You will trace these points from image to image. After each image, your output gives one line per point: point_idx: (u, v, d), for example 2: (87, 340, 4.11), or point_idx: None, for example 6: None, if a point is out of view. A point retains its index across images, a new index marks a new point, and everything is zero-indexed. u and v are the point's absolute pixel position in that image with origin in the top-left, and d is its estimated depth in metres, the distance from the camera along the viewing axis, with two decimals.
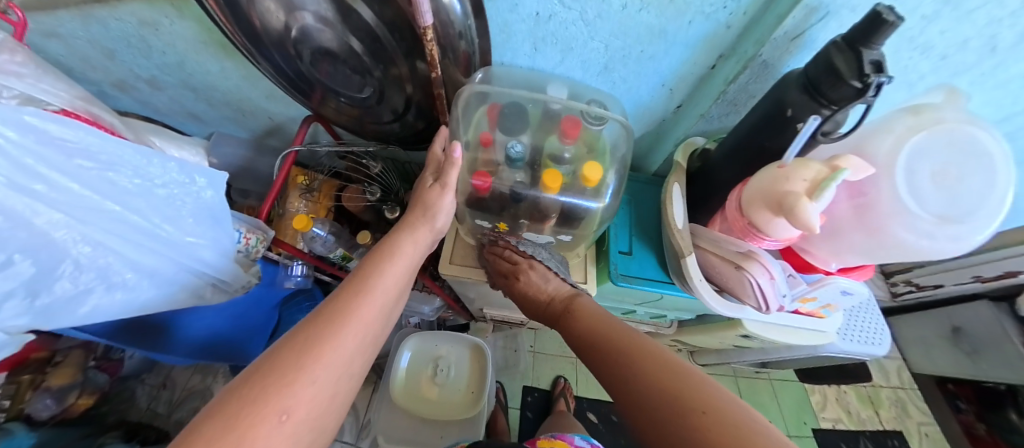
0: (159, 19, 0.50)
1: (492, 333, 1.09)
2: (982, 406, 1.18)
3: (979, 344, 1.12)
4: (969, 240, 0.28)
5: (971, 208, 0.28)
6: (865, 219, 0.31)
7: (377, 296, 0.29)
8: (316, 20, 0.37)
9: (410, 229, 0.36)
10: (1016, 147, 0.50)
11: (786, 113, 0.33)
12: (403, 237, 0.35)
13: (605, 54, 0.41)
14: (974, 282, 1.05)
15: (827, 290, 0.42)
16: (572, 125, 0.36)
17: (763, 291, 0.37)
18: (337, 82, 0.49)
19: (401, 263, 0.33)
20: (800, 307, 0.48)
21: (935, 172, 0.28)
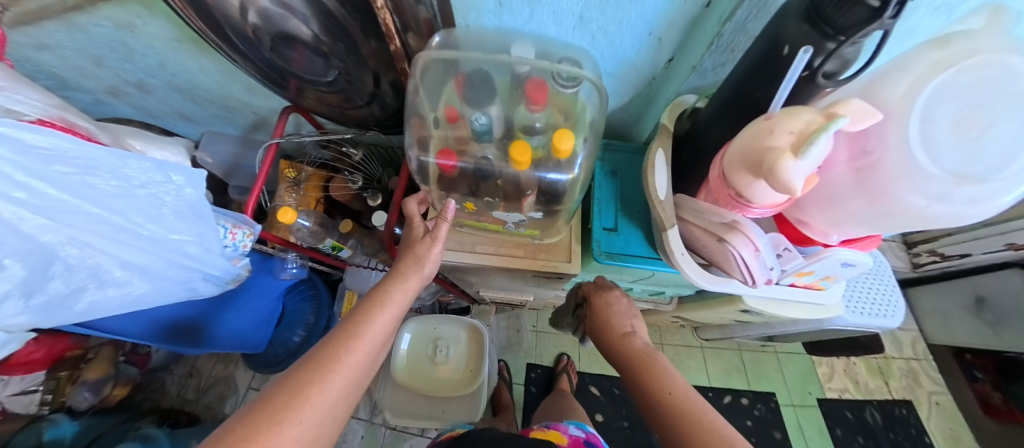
0: (133, 19, 0.49)
1: (495, 315, 1.11)
2: (1001, 376, 1.15)
3: (1003, 314, 1.10)
4: (990, 201, 0.25)
5: (998, 164, 0.24)
6: (869, 178, 0.29)
7: (364, 340, 0.33)
8: (275, 4, 0.37)
9: (401, 277, 0.40)
10: None
11: (783, 51, 0.30)
12: (393, 284, 0.39)
13: (579, 2, 0.38)
14: (1007, 250, 1.00)
15: (822, 264, 0.40)
16: (536, 89, 0.35)
17: (747, 264, 0.36)
18: (310, 69, 0.47)
19: (389, 310, 0.37)
20: (795, 280, 0.46)
21: (957, 121, 0.25)
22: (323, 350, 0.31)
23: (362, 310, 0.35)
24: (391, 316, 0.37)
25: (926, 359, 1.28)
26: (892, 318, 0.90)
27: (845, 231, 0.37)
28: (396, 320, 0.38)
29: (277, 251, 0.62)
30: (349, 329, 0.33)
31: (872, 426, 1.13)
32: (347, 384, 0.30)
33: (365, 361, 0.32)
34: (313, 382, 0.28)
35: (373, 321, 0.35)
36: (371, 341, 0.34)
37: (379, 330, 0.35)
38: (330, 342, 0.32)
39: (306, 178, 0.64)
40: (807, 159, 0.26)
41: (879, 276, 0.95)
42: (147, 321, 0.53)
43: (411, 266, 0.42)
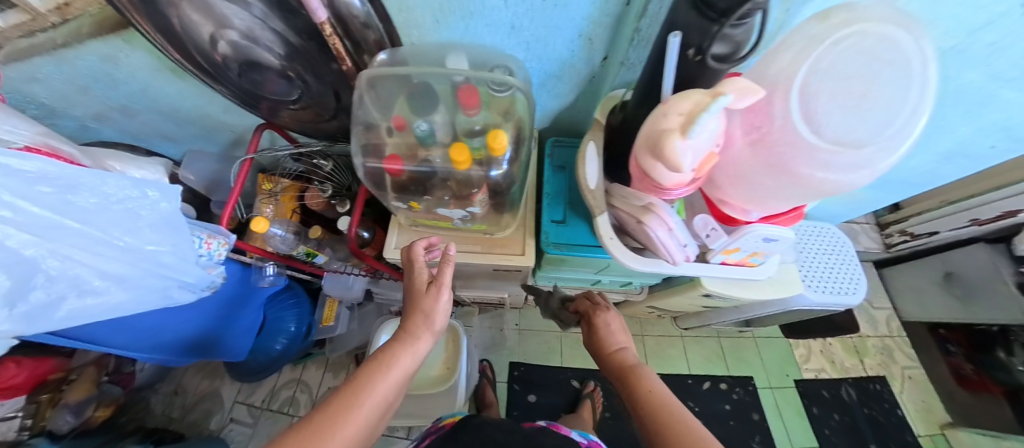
0: (116, 52, 0.54)
1: (478, 315, 1.14)
2: (973, 348, 1.22)
3: (971, 288, 1.15)
4: (862, 164, 0.30)
5: (863, 132, 0.29)
6: (763, 151, 0.34)
7: (364, 409, 0.31)
8: (243, 38, 0.42)
9: (412, 337, 0.40)
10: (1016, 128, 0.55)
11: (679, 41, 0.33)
12: (402, 345, 0.39)
13: (509, 12, 0.42)
14: (971, 225, 1.08)
15: (743, 241, 0.43)
16: (469, 95, 0.39)
17: (668, 241, 0.40)
18: (276, 88, 0.52)
19: (393, 375, 0.36)
20: (728, 257, 0.50)
21: (836, 93, 0.29)
22: (335, 408, 0.31)
23: (372, 370, 0.35)
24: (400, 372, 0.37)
25: (899, 336, 1.33)
26: (853, 295, 0.94)
27: (767, 207, 0.41)
28: (403, 378, 0.37)
29: (254, 260, 0.67)
30: (360, 389, 0.33)
31: (848, 402, 1.15)
32: (354, 435, 0.30)
33: (372, 420, 0.32)
34: None
35: (376, 385, 0.34)
36: (370, 410, 0.32)
37: (380, 396, 0.33)
38: (341, 398, 0.31)
39: (281, 190, 0.68)
40: (695, 140, 0.30)
41: (839, 256, 1.00)
42: (149, 346, 0.60)
43: (423, 321, 0.41)
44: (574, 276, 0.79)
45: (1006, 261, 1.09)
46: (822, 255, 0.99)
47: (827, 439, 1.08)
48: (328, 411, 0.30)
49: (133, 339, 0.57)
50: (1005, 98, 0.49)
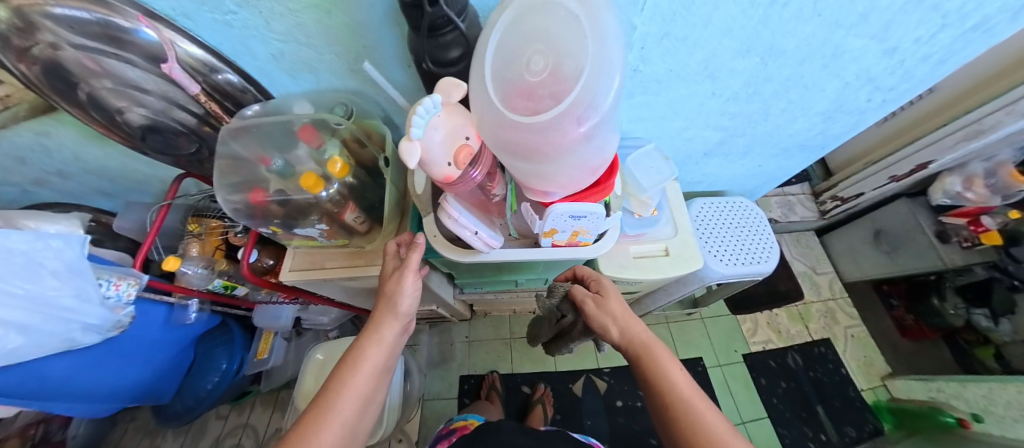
0: (41, 141, 0.61)
1: (429, 332, 1.15)
2: (911, 299, 1.22)
3: (897, 241, 1.10)
4: (561, 130, 0.25)
5: (545, 97, 0.25)
6: (490, 134, 0.30)
7: (344, 402, 0.37)
8: (148, 113, 0.52)
9: (375, 325, 0.42)
10: (858, 68, 0.61)
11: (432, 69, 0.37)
12: (370, 336, 0.41)
13: (342, 60, 0.50)
14: (892, 182, 1.06)
15: (551, 220, 0.38)
16: (307, 132, 0.50)
17: (477, 235, 0.40)
18: (171, 147, 0.61)
19: (366, 368, 0.39)
20: (556, 240, 0.44)
21: (516, 62, 0.26)
22: (311, 413, 0.36)
23: (341, 373, 0.38)
24: (374, 362, 0.40)
25: (842, 296, 1.27)
26: (767, 266, 0.84)
27: (560, 184, 0.34)
28: (383, 362, 0.41)
29: (177, 299, 0.72)
30: (333, 391, 0.37)
31: (793, 369, 1.16)
32: (343, 424, 0.36)
33: (354, 409, 0.37)
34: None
35: (355, 377, 0.38)
36: (349, 400, 0.37)
37: (360, 387, 0.38)
38: (317, 404, 0.36)
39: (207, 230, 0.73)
40: (427, 139, 0.29)
41: (755, 226, 0.89)
42: (69, 399, 0.68)
43: (387, 307, 0.43)
44: (491, 279, 0.79)
45: (924, 211, 1.05)
46: (735, 226, 0.88)
47: (775, 407, 1.11)
48: (304, 424, 0.35)
49: (43, 388, 0.62)
50: (853, 48, 0.56)
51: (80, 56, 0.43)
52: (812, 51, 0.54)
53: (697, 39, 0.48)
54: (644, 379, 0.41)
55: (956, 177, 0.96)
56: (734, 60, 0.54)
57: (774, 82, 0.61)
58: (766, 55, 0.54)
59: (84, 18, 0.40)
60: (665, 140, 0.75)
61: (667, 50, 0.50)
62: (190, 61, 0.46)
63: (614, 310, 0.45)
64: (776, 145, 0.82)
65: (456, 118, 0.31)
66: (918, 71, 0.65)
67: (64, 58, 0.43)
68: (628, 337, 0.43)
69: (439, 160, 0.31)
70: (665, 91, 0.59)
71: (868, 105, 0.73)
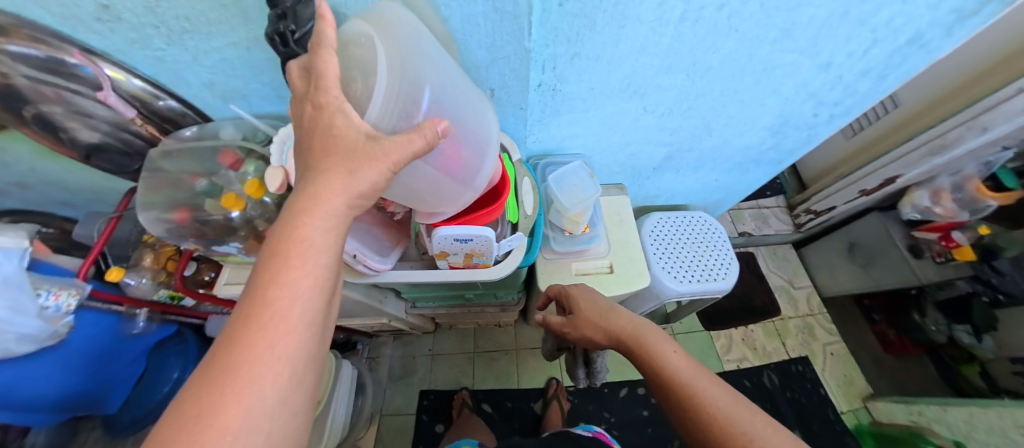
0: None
1: (392, 344, 1.10)
2: (893, 313, 1.18)
3: (871, 254, 1.07)
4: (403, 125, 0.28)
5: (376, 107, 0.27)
6: None
7: (292, 299, 0.22)
8: (94, 132, 0.54)
9: (306, 188, 0.25)
10: (792, 83, 0.61)
11: None
12: (300, 205, 0.24)
13: (271, 88, 0.50)
14: (861, 197, 1.04)
15: (438, 243, 0.39)
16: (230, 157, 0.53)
17: (362, 260, 0.42)
18: (116, 166, 0.61)
19: (312, 247, 0.24)
20: (453, 261, 0.44)
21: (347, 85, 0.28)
22: (239, 326, 0.21)
23: (268, 266, 0.23)
24: (318, 267, 0.24)
25: (820, 313, 1.22)
26: (723, 284, 0.82)
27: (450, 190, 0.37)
28: (334, 264, 0.26)
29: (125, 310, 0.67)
30: (258, 314, 0.21)
31: (769, 388, 1.12)
32: (306, 327, 0.23)
33: (317, 300, 0.23)
34: (233, 380, 0.19)
35: (295, 268, 0.23)
36: (300, 292, 0.23)
37: (311, 280, 0.23)
38: (225, 356, 0.20)
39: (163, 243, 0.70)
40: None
41: (712, 243, 0.87)
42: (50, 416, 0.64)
43: (347, 177, 0.24)
44: (438, 294, 0.77)
45: (897, 226, 1.02)
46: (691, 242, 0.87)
47: None
48: (235, 341, 0.20)
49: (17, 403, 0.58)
50: (783, 63, 0.55)
51: (33, 84, 0.47)
52: (740, 66, 0.54)
53: (614, 59, 0.47)
54: (641, 366, 0.42)
55: (923, 191, 0.92)
56: (661, 78, 0.53)
57: (707, 97, 0.60)
58: (691, 73, 0.53)
59: (31, 54, 0.42)
60: (608, 154, 0.74)
61: (587, 71, 0.49)
62: (140, 90, 0.49)
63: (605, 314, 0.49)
64: (727, 160, 0.82)
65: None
66: (859, 86, 0.64)
67: (20, 84, 0.47)
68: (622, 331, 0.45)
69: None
70: (595, 108, 0.58)
71: (816, 119, 0.73)
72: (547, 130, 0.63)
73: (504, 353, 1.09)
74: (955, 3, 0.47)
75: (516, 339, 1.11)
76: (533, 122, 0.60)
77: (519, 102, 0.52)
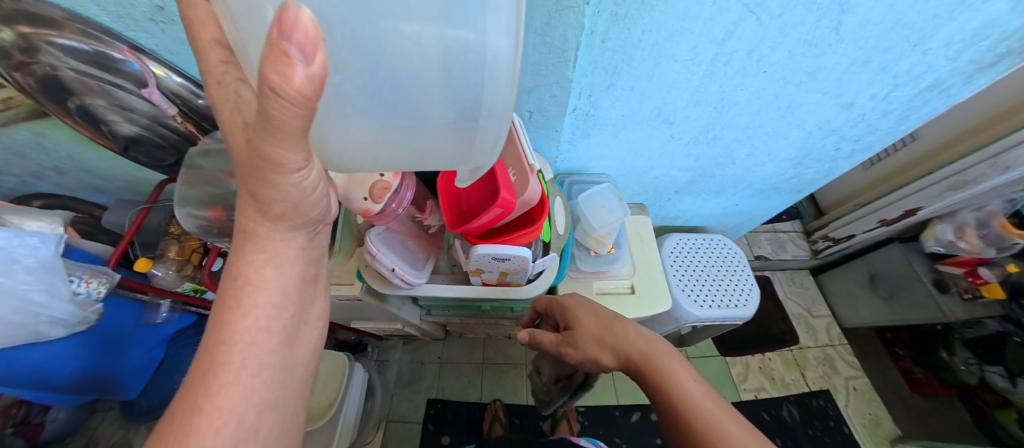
0: (42, 141, 0.66)
1: (401, 349, 1.08)
2: (918, 350, 1.13)
3: (894, 287, 1.05)
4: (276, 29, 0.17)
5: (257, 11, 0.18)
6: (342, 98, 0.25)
7: (245, 328, 0.24)
8: (130, 125, 0.56)
9: (244, 232, 0.26)
10: (818, 118, 0.62)
11: None
12: (243, 249, 0.26)
13: None
14: (881, 226, 1.02)
15: (477, 261, 0.40)
16: None
17: (398, 274, 0.43)
18: (151, 159, 0.65)
19: (258, 283, 0.26)
20: (483, 279, 0.46)
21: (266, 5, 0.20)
22: (196, 358, 0.23)
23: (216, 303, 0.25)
24: (275, 285, 0.26)
25: (840, 344, 1.18)
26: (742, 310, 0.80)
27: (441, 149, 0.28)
28: (300, 280, 0.28)
29: (150, 299, 0.68)
30: (214, 345, 0.23)
31: (789, 423, 1.06)
32: (263, 350, 0.25)
33: (274, 326, 0.26)
34: (196, 399, 0.22)
35: (242, 302, 0.25)
36: (253, 322, 0.25)
37: (263, 310, 0.25)
38: (194, 383, 0.23)
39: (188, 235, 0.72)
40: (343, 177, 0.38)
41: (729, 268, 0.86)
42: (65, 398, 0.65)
43: (275, 222, 0.26)
44: (454, 303, 0.77)
45: (919, 258, 1.00)
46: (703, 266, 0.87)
47: None
48: (196, 367, 0.23)
49: (35, 380, 0.58)
50: (807, 102, 0.56)
51: (78, 77, 0.48)
52: (766, 103, 0.55)
53: (647, 89, 0.49)
54: (657, 398, 0.39)
55: (946, 225, 0.92)
56: (690, 109, 0.55)
57: (733, 129, 0.62)
58: (721, 106, 0.55)
59: (79, 48, 0.44)
60: (631, 177, 0.76)
61: (621, 99, 0.51)
62: (180, 87, 0.54)
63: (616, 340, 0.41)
64: (748, 187, 0.83)
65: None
66: (879, 124, 0.65)
67: (62, 76, 0.47)
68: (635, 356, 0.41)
69: (358, 196, 0.38)
70: (623, 133, 0.60)
71: (840, 152, 0.73)
72: (573, 149, 0.65)
73: (514, 366, 1.07)
74: (974, 55, 0.49)
75: (526, 352, 1.09)
76: (565, 142, 0.62)
77: (556, 124, 0.54)
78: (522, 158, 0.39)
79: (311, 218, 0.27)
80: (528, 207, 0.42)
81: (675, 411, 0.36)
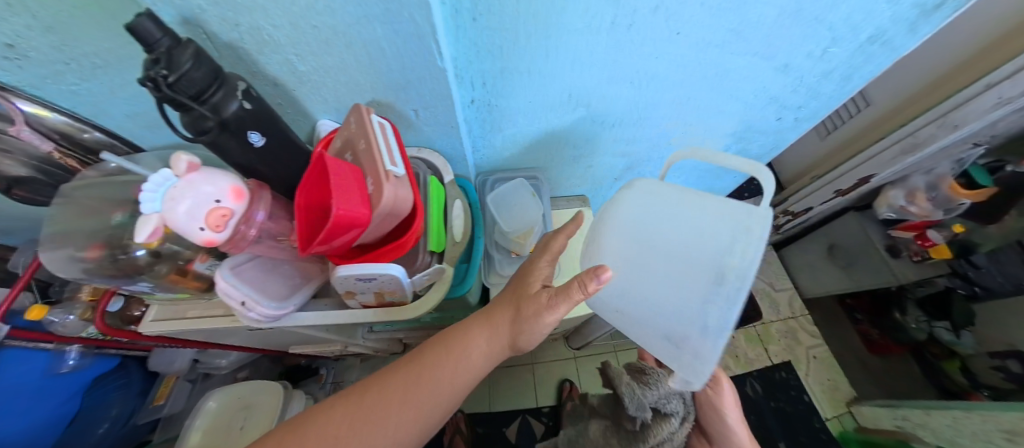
0: None
1: (360, 366, 1.05)
2: (874, 312, 1.14)
3: (851, 256, 1.04)
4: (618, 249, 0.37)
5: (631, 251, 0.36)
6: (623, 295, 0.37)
7: (443, 380, 0.40)
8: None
9: (485, 320, 0.44)
10: (752, 86, 0.58)
11: (251, 134, 0.36)
12: (479, 329, 0.43)
13: None
14: (837, 197, 1.00)
15: (340, 284, 0.35)
16: None
17: (257, 308, 0.36)
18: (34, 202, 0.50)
19: (468, 353, 0.42)
20: (361, 301, 0.39)
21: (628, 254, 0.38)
22: (410, 375, 0.40)
23: (447, 345, 0.42)
24: (473, 365, 0.42)
25: (802, 315, 1.20)
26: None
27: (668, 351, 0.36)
28: (484, 363, 0.43)
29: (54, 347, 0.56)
30: (422, 378, 0.40)
31: (753, 398, 1.08)
32: (438, 399, 0.39)
33: (459, 384, 0.41)
34: (396, 399, 0.38)
35: (457, 362, 0.41)
36: (452, 378, 0.40)
37: (457, 374, 0.41)
38: (395, 390, 0.39)
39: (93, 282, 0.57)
40: (168, 207, 0.30)
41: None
42: None
43: (497, 330, 0.43)
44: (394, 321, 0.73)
45: (875, 226, 0.99)
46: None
47: None
48: (407, 379, 0.40)
49: None
50: (737, 66, 0.52)
51: None
52: (691, 70, 0.51)
53: (550, 71, 0.45)
54: None
55: (899, 191, 0.87)
56: (607, 87, 0.51)
57: (660, 106, 0.58)
58: (637, 81, 0.51)
59: None
60: (564, 168, 0.72)
61: (522, 85, 0.47)
62: (64, 125, 0.43)
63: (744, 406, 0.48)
64: (692, 165, 0.81)
65: (199, 183, 0.32)
66: (822, 88, 0.63)
67: None
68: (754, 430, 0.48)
69: (189, 226, 0.31)
70: (539, 121, 0.56)
71: (783, 123, 0.73)
72: (490, 146, 0.61)
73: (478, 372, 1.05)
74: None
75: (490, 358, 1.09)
76: (475, 137, 0.57)
77: (450, 121, 0.48)
78: (375, 161, 0.34)
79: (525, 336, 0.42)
80: (398, 217, 0.37)
81: None
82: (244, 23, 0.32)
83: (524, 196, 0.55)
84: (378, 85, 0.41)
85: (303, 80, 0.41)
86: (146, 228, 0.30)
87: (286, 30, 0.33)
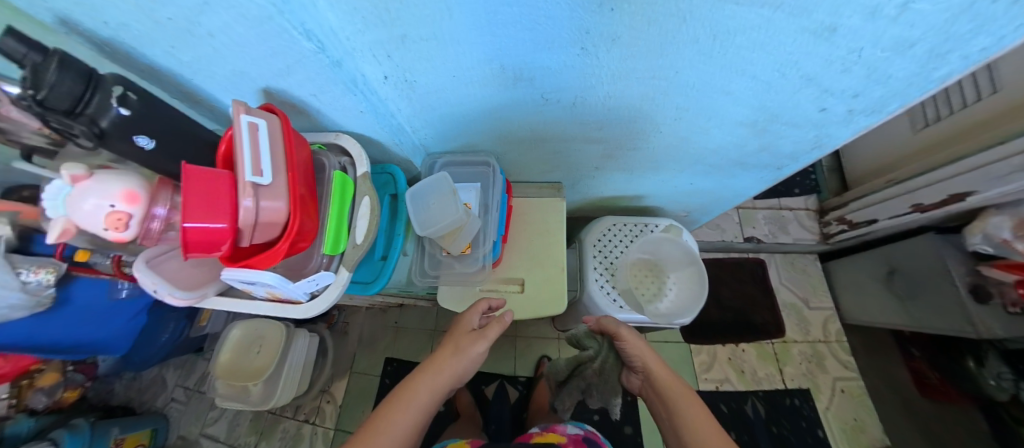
0: None
1: (362, 314, 1.19)
2: (938, 350, 0.93)
3: (915, 285, 0.82)
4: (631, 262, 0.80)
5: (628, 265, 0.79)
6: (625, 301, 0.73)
7: (409, 405, 0.42)
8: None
9: (437, 354, 0.48)
10: (769, 67, 0.41)
11: (139, 139, 0.36)
12: (436, 357, 0.47)
13: None
14: (913, 213, 0.77)
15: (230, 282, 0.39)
16: None
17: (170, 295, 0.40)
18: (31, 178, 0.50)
19: (427, 377, 0.45)
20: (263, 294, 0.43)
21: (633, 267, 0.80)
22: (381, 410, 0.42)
23: (408, 379, 0.45)
24: (432, 386, 0.44)
25: (837, 340, 1.02)
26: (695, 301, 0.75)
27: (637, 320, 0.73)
28: (445, 387, 0.46)
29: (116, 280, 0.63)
30: (393, 404, 0.42)
31: (750, 418, 0.97)
32: (406, 425, 0.41)
33: (424, 406, 0.43)
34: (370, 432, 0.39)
35: (418, 384, 0.44)
36: (416, 403, 0.43)
37: (423, 396, 0.43)
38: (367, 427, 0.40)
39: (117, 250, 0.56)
40: (71, 211, 0.33)
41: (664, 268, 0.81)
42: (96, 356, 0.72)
43: (449, 356, 0.47)
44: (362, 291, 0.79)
45: (957, 255, 0.76)
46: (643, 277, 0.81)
47: None
48: (376, 417, 0.41)
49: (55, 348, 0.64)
50: (744, 37, 0.36)
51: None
52: (666, 42, 0.37)
53: (457, 38, 0.36)
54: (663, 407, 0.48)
55: (1005, 217, 0.65)
56: (547, 55, 0.39)
57: (632, 81, 0.45)
58: (587, 46, 0.37)
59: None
60: (524, 147, 0.64)
61: (430, 55, 0.39)
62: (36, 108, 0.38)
63: (633, 344, 0.54)
64: (698, 152, 0.66)
65: (93, 191, 0.33)
66: (894, 70, 0.40)
67: None
68: (655, 369, 0.52)
69: (95, 225, 0.34)
70: (474, 93, 0.48)
71: (829, 115, 0.52)
72: (429, 121, 0.55)
73: None
74: None
75: None
76: (410, 114, 0.52)
77: (357, 105, 0.44)
78: (239, 172, 0.33)
79: (467, 367, 0.48)
80: (277, 226, 0.37)
81: (679, 413, 0.45)
82: (100, 15, 0.30)
83: (444, 192, 0.54)
84: (269, 70, 0.38)
85: (198, 70, 0.39)
86: (55, 230, 0.34)
87: (143, 20, 0.31)
